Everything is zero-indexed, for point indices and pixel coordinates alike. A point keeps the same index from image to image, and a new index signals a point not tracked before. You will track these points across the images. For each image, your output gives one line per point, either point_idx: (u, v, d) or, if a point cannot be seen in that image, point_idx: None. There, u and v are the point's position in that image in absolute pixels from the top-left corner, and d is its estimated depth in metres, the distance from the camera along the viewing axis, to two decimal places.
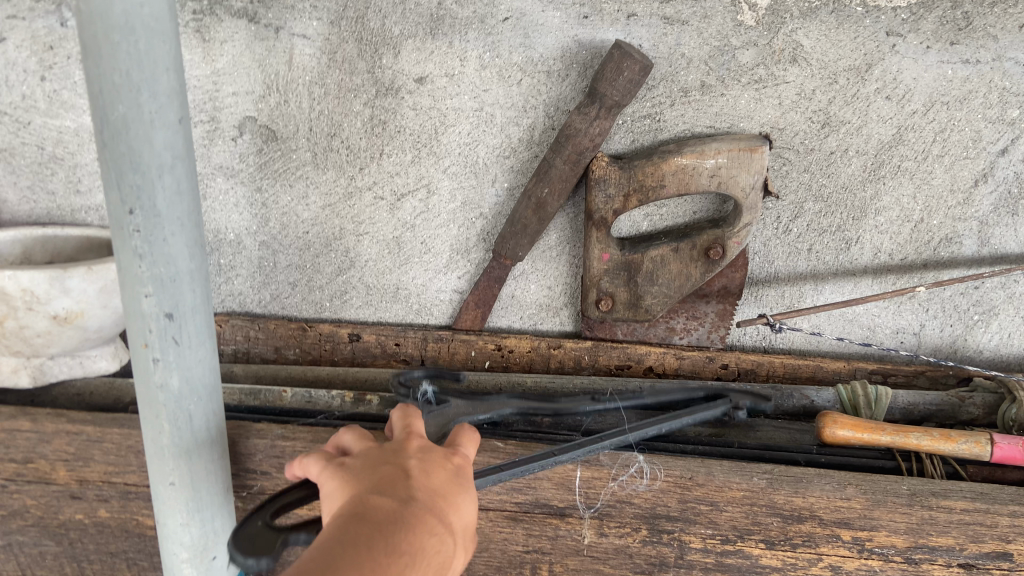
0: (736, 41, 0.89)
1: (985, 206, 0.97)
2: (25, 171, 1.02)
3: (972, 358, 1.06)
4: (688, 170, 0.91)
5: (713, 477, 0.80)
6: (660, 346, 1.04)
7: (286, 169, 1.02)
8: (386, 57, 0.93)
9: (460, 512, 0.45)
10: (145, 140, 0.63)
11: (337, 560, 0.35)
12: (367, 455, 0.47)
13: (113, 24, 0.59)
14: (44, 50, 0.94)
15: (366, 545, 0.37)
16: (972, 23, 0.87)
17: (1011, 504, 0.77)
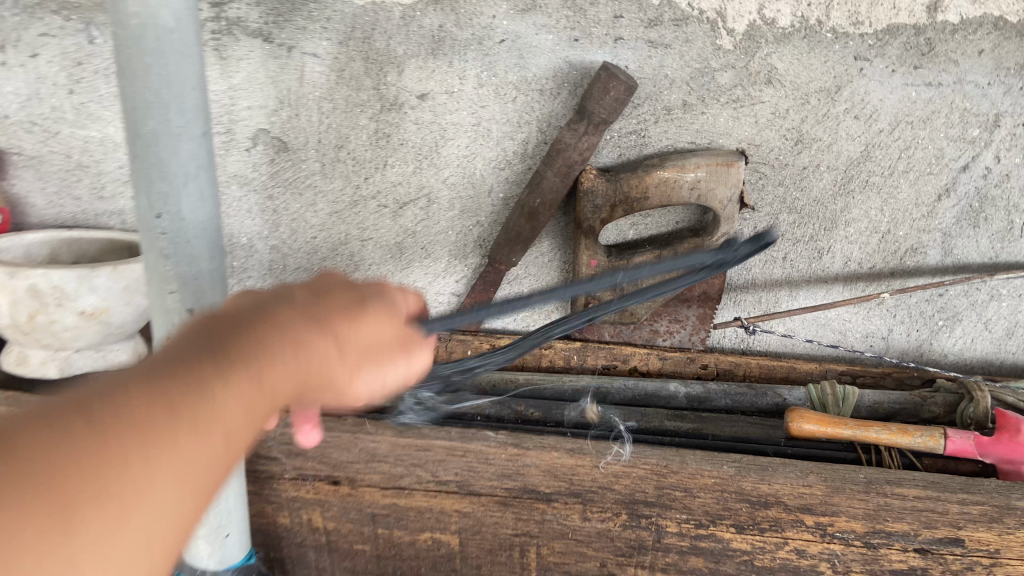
0: (715, 63, 0.96)
1: (947, 219, 1.04)
2: (52, 178, 1.10)
3: (937, 360, 1.13)
4: (670, 183, 0.98)
5: (686, 466, 0.87)
6: (644, 348, 1.11)
7: (297, 178, 1.09)
8: (390, 75, 1.00)
9: (357, 334, 0.52)
10: (173, 151, 0.70)
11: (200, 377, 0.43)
12: (275, 287, 0.55)
13: (146, 48, 0.66)
14: (73, 65, 1.02)
15: (228, 350, 0.46)
16: (934, 49, 0.93)
17: (960, 492, 0.84)
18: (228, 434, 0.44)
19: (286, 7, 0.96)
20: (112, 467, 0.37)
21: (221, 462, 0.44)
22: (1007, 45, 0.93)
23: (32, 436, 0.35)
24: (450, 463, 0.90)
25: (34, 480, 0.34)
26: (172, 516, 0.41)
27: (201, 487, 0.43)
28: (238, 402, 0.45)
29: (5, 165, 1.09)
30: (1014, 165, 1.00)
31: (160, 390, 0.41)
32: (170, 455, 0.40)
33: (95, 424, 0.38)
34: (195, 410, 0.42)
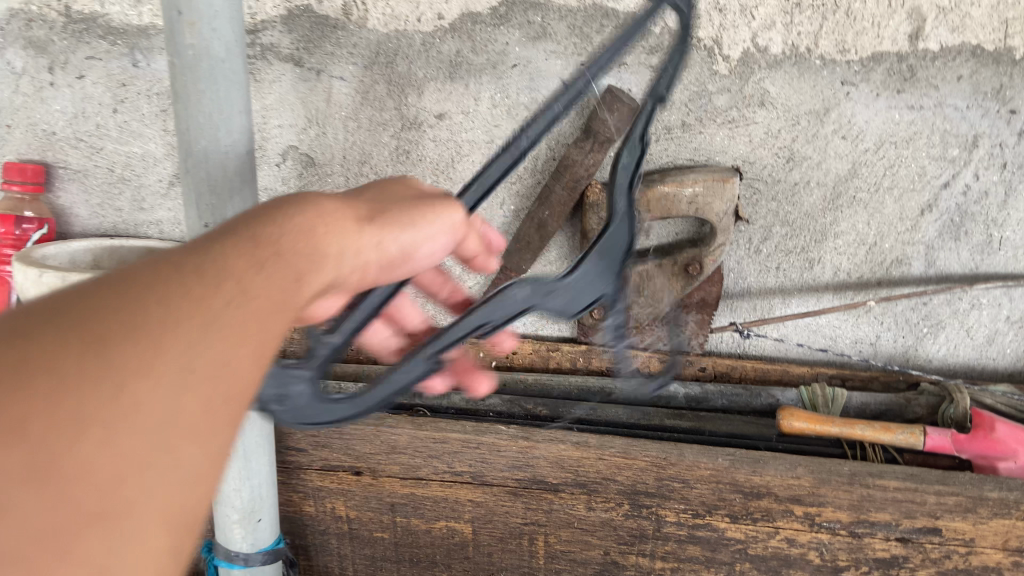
0: (712, 87, 1.04)
1: (930, 232, 1.11)
2: (95, 190, 1.18)
3: (922, 365, 1.20)
4: (671, 197, 1.04)
5: (684, 458, 0.93)
6: (646, 351, 1.18)
7: (323, 192, 1.17)
8: (411, 96, 1.09)
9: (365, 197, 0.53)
10: (221, 167, 0.78)
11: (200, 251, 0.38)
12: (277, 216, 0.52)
13: (200, 75, 0.74)
14: (118, 86, 1.10)
15: (242, 224, 0.42)
16: (916, 74, 1.01)
17: (937, 484, 0.90)
18: (267, 287, 0.39)
19: (316, 35, 1.06)
20: (137, 311, 0.32)
21: (272, 316, 0.39)
22: (983, 72, 1.00)
23: (43, 307, 0.31)
24: (465, 455, 0.97)
25: (50, 332, 0.30)
26: (225, 370, 0.34)
27: (258, 339, 0.37)
28: (269, 258, 0.40)
29: (53, 178, 1.18)
30: (992, 183, 1.06)
31: (180, 253, 0.37)
32: (196, 299, 0.34)
33: (110, 285, 0.33)
34: (219, 261, 0.37)
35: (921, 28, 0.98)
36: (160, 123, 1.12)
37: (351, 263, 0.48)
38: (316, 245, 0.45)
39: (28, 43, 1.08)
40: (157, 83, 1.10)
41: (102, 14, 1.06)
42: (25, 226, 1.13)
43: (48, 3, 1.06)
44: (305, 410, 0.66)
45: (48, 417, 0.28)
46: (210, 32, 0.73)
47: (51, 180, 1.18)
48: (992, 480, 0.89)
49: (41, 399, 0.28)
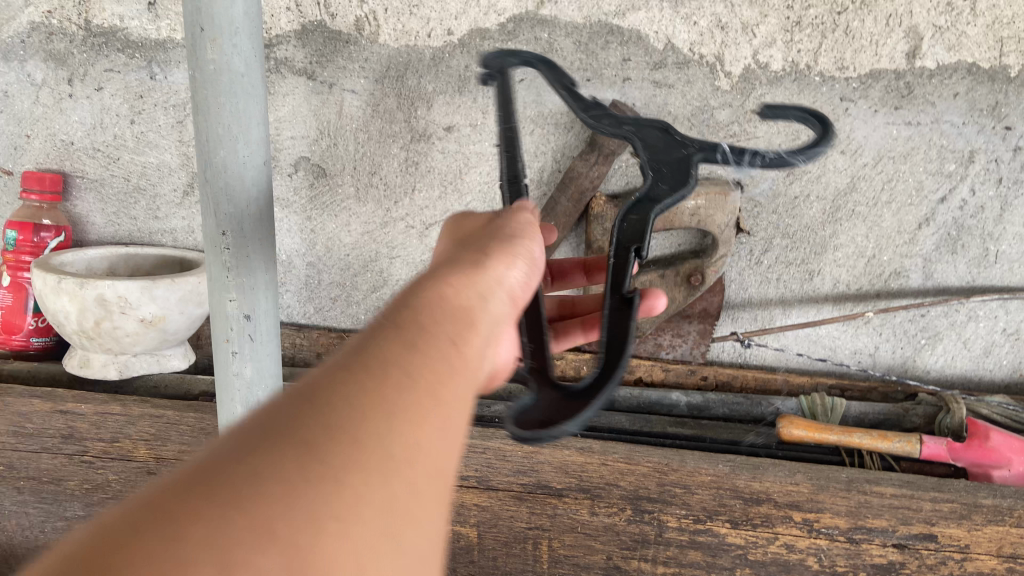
0: (714, 102, 1.07)
1: (928, 245, 1.13)
2: (111, 199, 1.21)
3: (921, 377, 1.22)
4: (672, 210, 1.07)
5: (685, 464, 0.96)
6: (649, 360, 1.21)
7: (333, 202, 1.19)
8: (420, 109, 1.11)
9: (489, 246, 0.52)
10: (238, 177, 0.80)
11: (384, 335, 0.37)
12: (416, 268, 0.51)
13: (220, 89, 0.77)
14: (135, 98, 1.13)
15: (408, 301, 0.41)
16: (913, 91, 1.03)
17: (933, 491, 0.92)
18: (436, 357, 0.37)
19: (329, 49, 1.09)
20: (328, 422, 0.31)
21: (452, 388, 0.37)
22: (979, 89, 1.02)
23: (239, 431, 0.30)
24: (472, 460, 1.00)
25: (257, 450, 0.29)
26: (424, 454, 0.33)
27: (443, 415, 0.35)
28: (427, 327, 0.39)
29: (71, 187, 1.21)
30: (988, 198, 1.09)
31: (344, 354, 0.35)
32: (375, 393, 0.33)
33: (293, 399, 0.32)
34: (382, 348, 0.36)
35: (918, 46, 1.01)
36: (175, 133, 1.15)
37: (501, 309, 0.48)
38: (464, 298, 0.43)
39: (49, 55, 1.12)
40: (173, 95, 1.12)
41: (122, 28, 1.09)
42: (43, 234, 1.15)
43: (69, 17, 1.09)
44: (566, 417, 0.60)
45: (290, 523, 0.27)
46: (231, 47, 0.76)
47: (68, 189, 1.21)
48: (987, 487, 0.92)
49: (275, 513, 0.27)
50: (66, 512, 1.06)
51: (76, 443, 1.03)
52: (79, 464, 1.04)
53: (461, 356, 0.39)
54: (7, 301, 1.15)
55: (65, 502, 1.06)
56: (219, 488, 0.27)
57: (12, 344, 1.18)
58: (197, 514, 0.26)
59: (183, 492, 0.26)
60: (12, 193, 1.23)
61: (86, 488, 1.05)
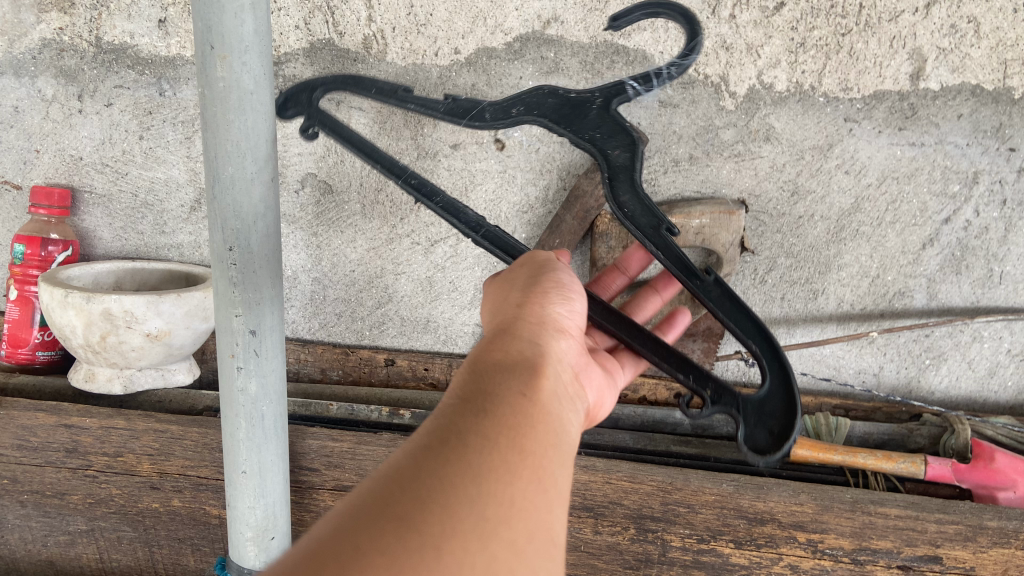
0: (719, 121, 1.07)
1: (932, 266, 1.13)
2: (119, 214, 1.22)
3: (925, 398, 1.22)
4: (677, 229, 1.08)
5: (689, 483, 0.95)
6: (652, 378, 1.21)
7: (339, 218, 1.20)
8: (427, 127, 1.12)
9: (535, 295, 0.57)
10: (246, 194, 0.81)
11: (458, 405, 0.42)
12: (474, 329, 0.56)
13: (229, 106, 0.78)
14: (144, 114, 1.14)
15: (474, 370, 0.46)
16: (917, 112, 1.04)
17: (937, 513, 0.92)
18: (508, 418, 0.42)
19: (337, 67, 1.10)
20: (420, 492, 0.36)
21: (531, 442, 0.42)
22: (983, 110, 1.03)
23: (347, 510, 0.35)
24: None
25: (366, 526, 0.34)
26: (515, 506, 0.38)
27: (529, 468, 0.40)
28: (496, 391, 0.44)
29: (79, 202, 1.22)
30: (993, 219, 1.09)
31: (426, 433, 0.40)
32: (460, 461, 0.38)
33: (388, 480, 0.37)
34: (457, 422, 0.41)
35: (922, 67, 1.01)
36: (184, 149, 1.16)
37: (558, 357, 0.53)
38: (521, 354, 0.49)
39: (59, 71, 1.14)
40: (182, 111, 1.13)
41: (132, 45, 1.11)
42: (50, 248, 1.16)
43: (80, 34, 1.11)
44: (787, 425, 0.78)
45: None
46: (241, 65, 0.77)
47: (76, 204, 1.22)
48: (992, 509, 0.92)
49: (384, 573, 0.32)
50: (68, 526, 1.07)
51: (80, 458, 1.03)
52: (81, 478, 1.04)
53: (533, 407, 0.44)
54: (13, 315, 1.17)
55: (67, 516, 1.06)
56: (336, 562, 0.32)
57: (18, 357, 1.19)
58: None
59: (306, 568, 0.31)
60: (20, 208, 1.24)
61: (89, 503, 1.05)
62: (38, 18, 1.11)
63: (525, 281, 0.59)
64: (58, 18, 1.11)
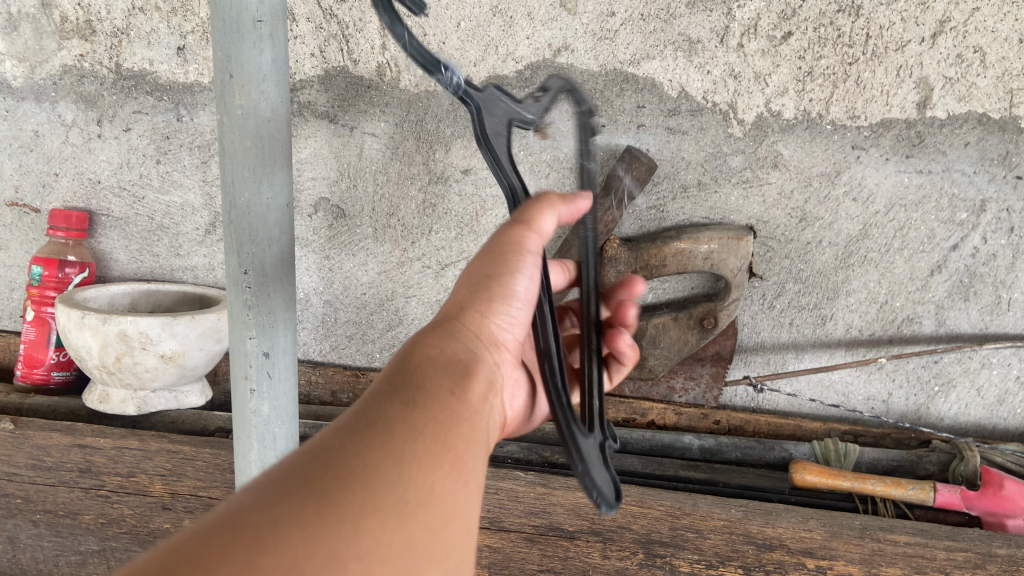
0: (727, 148, 1.08)
1: (940, 292, 1.13)
2: (135, 237, 1.24)
3: (934, 424, 1.22)
4: (686, 253, 1.09)
5: (698, 508, 0.97)
6: (661, 403, 1.24)
7: (351, 241, 1.22)
8: (439, 152, 1.14)
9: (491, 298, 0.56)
10: (261, 219, 0.82)
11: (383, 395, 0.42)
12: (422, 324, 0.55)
13: (247, 133, 0.79)
14: (162, 139, 1.16)
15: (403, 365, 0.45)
16: (924, 140, 1.05)
17: (947, 540, 0.93)
18: (436, 414, 0.41)
19: (350, 93, 1.12)
20: (341, 475, 0.34)
21: (455, 438, 0.41)
22: (990, 139, 1.04)
23: (264, 486, 0.33)
24: (482, 500, 1.00)
25: (282, 502, 0.32)
26: (434, 493, 0.37)
27: (451, 462, 0.39)
28: (426, 385, 0.43)
29: (96, 225, 1.24)
30: (1000, 246, 1.09)
31: (352, 416, 0.39)
32: (382, 446, 0.37)
33: (307, 459, 0.35)
34: (384, 411, 0.40)
35: (929, 96, 1.02)
36: (200, 174, 1.18)
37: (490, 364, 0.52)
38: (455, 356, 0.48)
39: (79, 97, 1.16)
40: (199, 136, 1.16)
41: (151, 72, 1.13)
42: (67, 270, 1.18)
43: (101, 61, 1.13)
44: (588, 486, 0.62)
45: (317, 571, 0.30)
46: (259, 93, 0.79)
47: (94, 226, 1.24)
48: (1000, 537, 0.93)
49: (297, 549, 0.30)
50: (80, 546, 1.05)
51: (93, 477, 1.05)
52: (93, 497, 1.05)
53: (460, 406, 0.44)
54: (30, 335, 1.19)
55: (79, 536, 1.05)
56: (248, 534, 0.30)
57: (33, 378, 1.21)
58: (233, 554, 0.29)
59: (214, 539, 0.29)
60: (38, 229, 1.26)
61: (101, 523, 1.05)
62: (60, 45, 1.13)
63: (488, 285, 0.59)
64: (79, 45, 1.13)
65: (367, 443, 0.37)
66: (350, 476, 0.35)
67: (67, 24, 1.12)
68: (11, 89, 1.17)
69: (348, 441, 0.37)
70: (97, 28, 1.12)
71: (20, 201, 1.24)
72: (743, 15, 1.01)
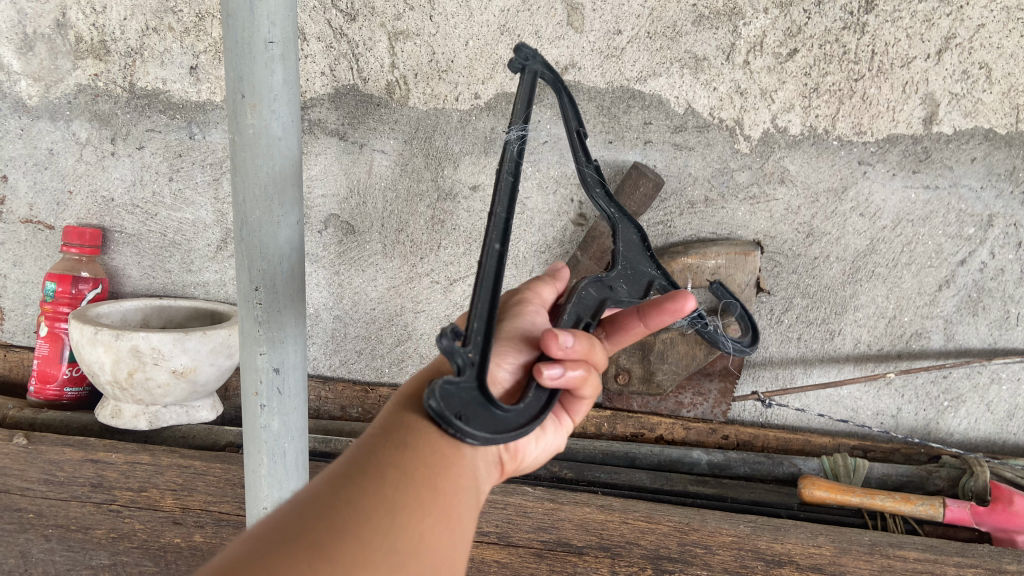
0: (734, 164, 1.09)
1: (949, 307, 1.13)
2: (147, 253, 1.25)
3: (944, 439, 1.21)
4: (693, 268, 1.09)
5: (707, 524, 0.98)
6: (669, 417, 1.23)
7: (361, 257, 1.23)
8: (447, 169, 1.15)
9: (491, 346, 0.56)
10: (272, 236, 0.83)
11: (379, 439, 0.43)
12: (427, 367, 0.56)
13: (258, 151, 0.81)
14: (175, 157, 1.18)
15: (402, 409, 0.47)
16: (931, 156, 1.05)
17: (955, 556, 0.93)
18: (431, 458, 0.43)
19: (361, 111, 1.14)
20: (335, 524, 0.37)
21: (445, 483, 0.43)
22: (996, 154, 1.04)
23: (261, 536, 0.36)
24: (491, 516, 1.00)
25: (280, 550, 0.34)
26: (423, 539, 0.39)
27: (440, 506, 0.41)
28: (419, 427, 0.45)
29: (109, 241, 1.25)
30: (1008, 261, 1.09)
31: (347, 462, 0.42)
32: (374, 493, 0.39)
33: (302, 507, 0.38)
34: (379, 457, 0.42)
35: (934, 112, 1.03)
36: (211, 190, 1.20)
37: None
38: None
39: (93, 116, 1.18)
40: (211, 154, 1.17)
41: (164, 91, 1.15)
42: (81, 286, 1.19)
43: (115, 81, 1.15)
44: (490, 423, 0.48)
45: None
46: (270, 113, 0.80)
47: (107, 243, 1.25)
48: (1011, 553, 0.93)
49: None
50: (91, 560, 1.01)
51: (105, 492, 1.06)
52: (106, 512, 1.04)
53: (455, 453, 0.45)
54: (44, 351, 1.20)
55: (91, 550, 1.01)
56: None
57: (46, 393, 1.22)
58: None
59: None
60: (52, 246, 1.27)
61: (112, 537, 1.02)
62: (75, 65, 1.15)
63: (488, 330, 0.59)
64: (93, 65, 1.15)
65: (361, 491, 0.39)
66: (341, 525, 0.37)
67: (82, 44, 1.14)
68: (27, 108, 1.19)
69: (342, 489, 0.39)
70: (111, 48, 1.14)
71: (35, 218, 1.26)
72: (749, 32, 1.02)
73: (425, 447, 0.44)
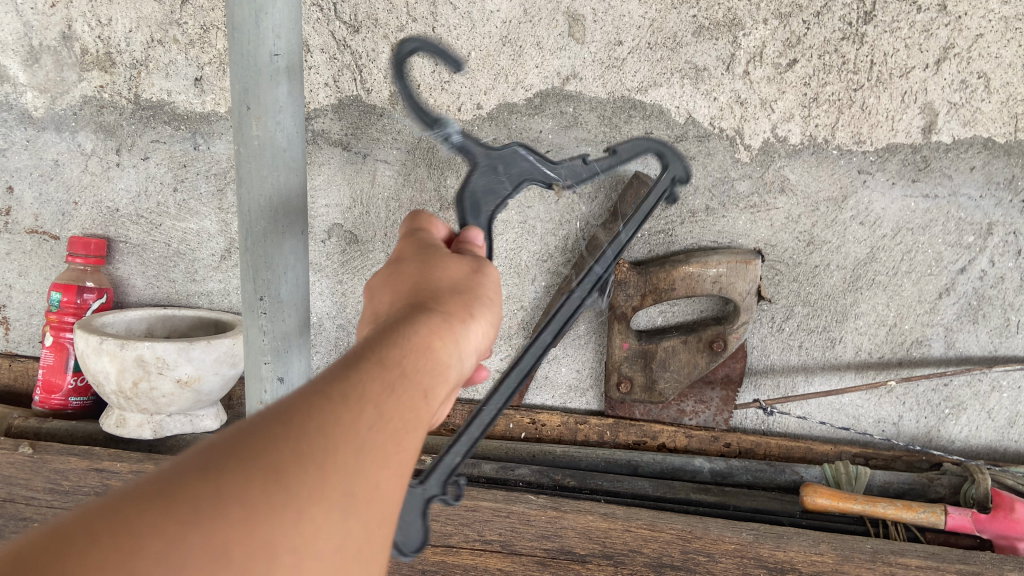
0: (734, 173, 1.10)
1: (949, 314, 1.13)
2: (152, 263, 1.26)
3: (945, 447, 1.22)
4: (694, 277, 1.09)
5: (709, 532, 0.97)
6: (672, 426, 1.23)
7: (364, 266, 1.23)
8: (450, 179, 1.16)
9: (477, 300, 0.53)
10: (278, 246, 0.84)
11: (362, 361, 0.39)
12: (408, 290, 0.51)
13: (264, 163, 0.81)
14: (179, 168, 1.19)
15: (392, 336, 0.42)
16: (930, 165, 1.06)
17: (958, 563, 0.94)
18: (406, 406, 0.39)
19: (364, 122, 1.15)
20: (299, 449, 0.33)
21: (413, 436, 0.39)
22: (995, 162, 1.05)
23: (216, 445, 0.32)
24: (495, 524, 1.00)
25: (231, 469, 0.31)
26: (378, 490, 0.36)
27: (402, 458, 0.38)
28: (403, 366, 0.41)
29: (114, 252, 1.26)
30: (1008, 269, 1.10)
31: (330, 377, 0.37)
32: (345, 429, 0.35)
33: (265, 419, 0.34)
34: (363, 385, 0.38)
35: (933, 121, 1.04)
36: (216, 201, 1.20)
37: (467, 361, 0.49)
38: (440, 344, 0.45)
39: (99, 127, 1.19)
40: (215, 164, 1.18)
41: (169, 102, 1.16)
42: (85, 296, 1.20)
43: (120, 92, 1.16)
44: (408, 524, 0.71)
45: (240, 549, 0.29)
46: (275, 124, 0.81)
47: (112, 253, 1.26)
48: (1013, 560, 0.94)
49: (231, 530, 0.29)
50: None
51: None
52: None
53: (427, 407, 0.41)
54: (48, 361, 1.21)
55: None
56: (184, 503, 0.29)
57: (51, 403, 1.23)
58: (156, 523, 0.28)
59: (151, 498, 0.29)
60: (57, 256, 1.28)
61: None
62: (80, 77, 1.16)
63: (474, 283, 0.55)
64: (99, 77, 1.16)
65: (333, 419, 0.35)
66: (307, 454, 0.33)
67: (87, 56, 1.15)
68: (32, 120, 1.20)
69: (315, 410, 0.35)
70: (117, 60, 1.15)
71: (40, 229, 1.26)
72: (749, 43, 1.03)
73: (404, 392, 0.40)
